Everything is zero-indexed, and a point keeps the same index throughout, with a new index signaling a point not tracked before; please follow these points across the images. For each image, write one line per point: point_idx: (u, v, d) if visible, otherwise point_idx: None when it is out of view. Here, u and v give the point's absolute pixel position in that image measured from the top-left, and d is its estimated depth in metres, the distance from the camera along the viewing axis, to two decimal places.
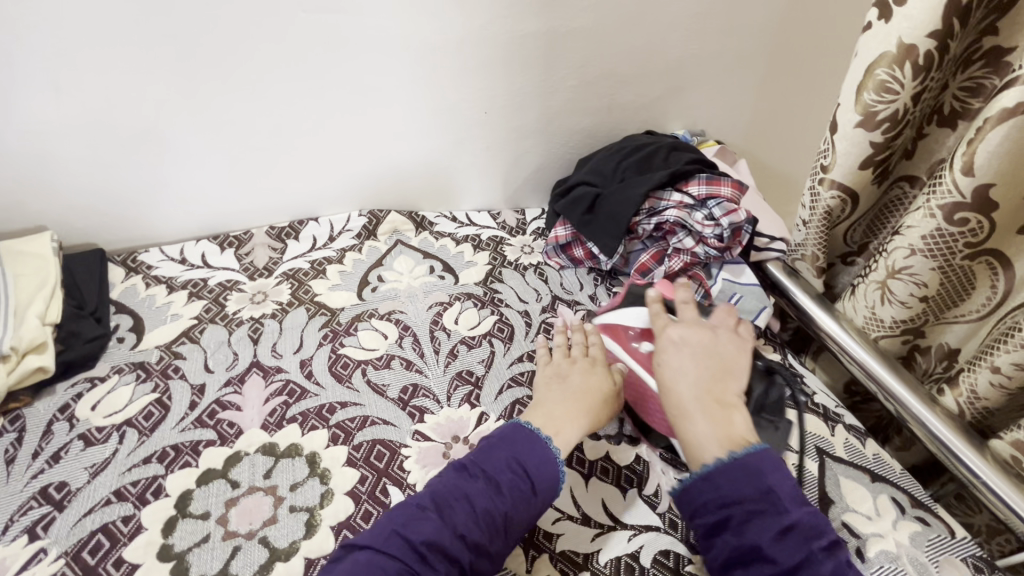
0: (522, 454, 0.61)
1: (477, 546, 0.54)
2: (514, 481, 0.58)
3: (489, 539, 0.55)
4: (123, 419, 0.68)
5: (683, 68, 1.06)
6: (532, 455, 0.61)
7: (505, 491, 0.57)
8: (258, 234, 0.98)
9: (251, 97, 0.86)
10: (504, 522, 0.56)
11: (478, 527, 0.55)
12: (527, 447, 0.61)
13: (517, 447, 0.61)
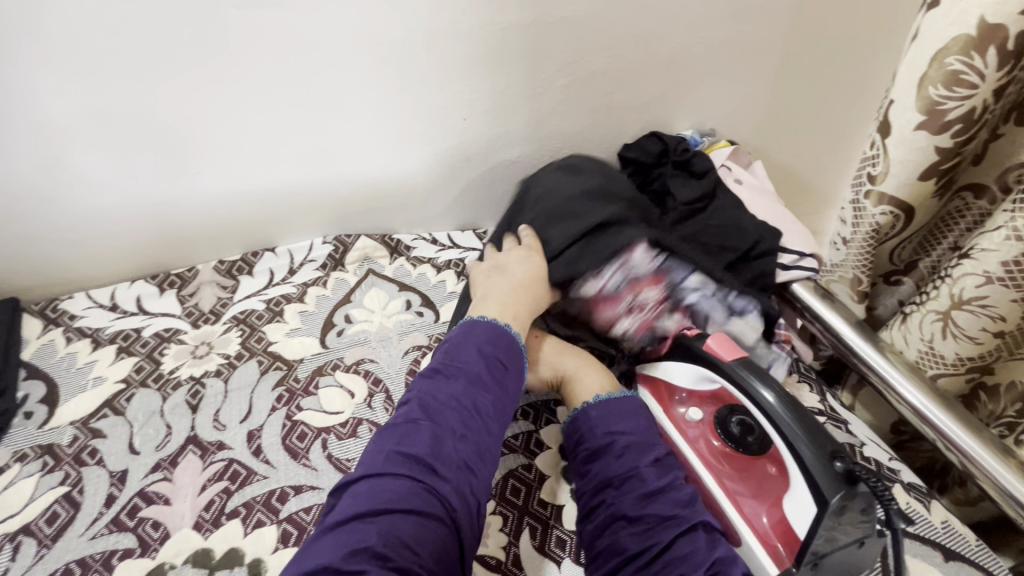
0: (498, 347, 0.58)
1: (478, 452, 0.51)
2: (493, 372, 0.56)
3: (484, 434, 0.52)
4: (19, 527, 0.56)
5: (692, 59, 0.92)
6: (506, 349, 0.59)
7: (490, 382, 0.56)
8: (204, 270, 0.84)
9: (181, 113, 0.72)
10: (492, 415, 0.54)
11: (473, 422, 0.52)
12: (500, 339, 0.59)
13: (487, 341, 0.58)
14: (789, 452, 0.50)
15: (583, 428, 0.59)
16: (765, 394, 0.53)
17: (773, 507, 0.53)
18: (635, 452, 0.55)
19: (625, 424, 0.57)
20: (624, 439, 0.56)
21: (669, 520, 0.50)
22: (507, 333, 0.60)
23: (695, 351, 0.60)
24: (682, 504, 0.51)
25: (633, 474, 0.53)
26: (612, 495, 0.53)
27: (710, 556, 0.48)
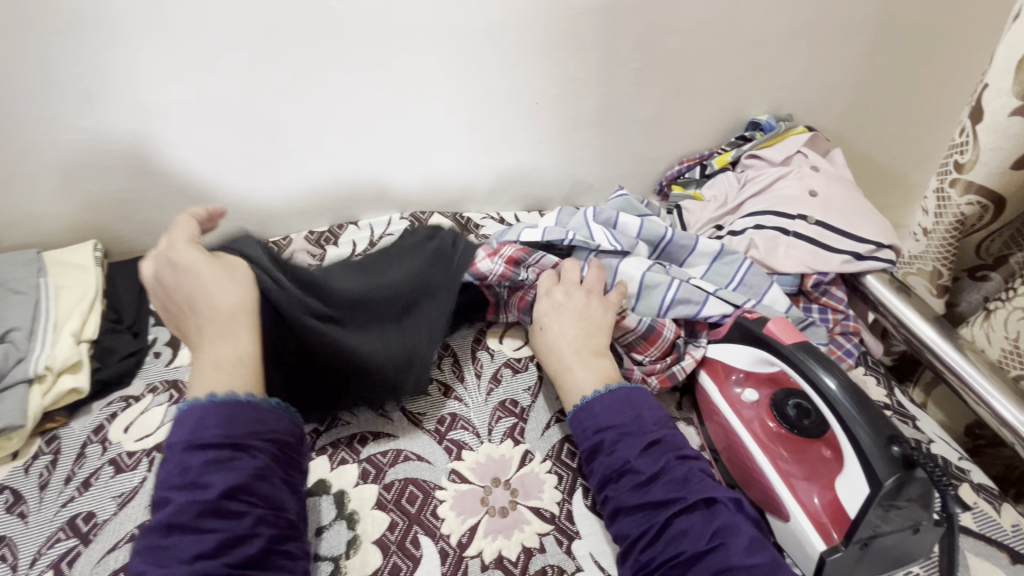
0: (209, 430, 0.48)
1: (224, 546, 0.45)
2: (217, 461, 0.47)
3: (236, 523, 0.46)
4: (154, 444, 0.65)
5: (771, 42, 0.90)
6: (256, 425, 0.50)
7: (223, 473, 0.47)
8: (297, 239, 0.93)
9: (282, 97, 0.79)
10: (225, 501, 0.46)
11: (224, 515, 0.46)
12: (211, 420, 0.49)
13: (194, 429, 0.49)
14: (846, 436, 0.51)
15: (576, 431, 0.61)
16: (823, 377, 0.54)
17: (825, 489, 0.54)
18: (625, 445, 0.57)
19: (613, 420, 0.59)
20: (613, 434, 0.58)
21: (667, 502, 0.53)
22: (235, 406, 0.50)
23: (755, 334, 0.61)
24: (677, 487, 0.53)
25: (626, 468, 0.55)
26: (611, 488, 0.56)
27: (710, 528, 0.50)
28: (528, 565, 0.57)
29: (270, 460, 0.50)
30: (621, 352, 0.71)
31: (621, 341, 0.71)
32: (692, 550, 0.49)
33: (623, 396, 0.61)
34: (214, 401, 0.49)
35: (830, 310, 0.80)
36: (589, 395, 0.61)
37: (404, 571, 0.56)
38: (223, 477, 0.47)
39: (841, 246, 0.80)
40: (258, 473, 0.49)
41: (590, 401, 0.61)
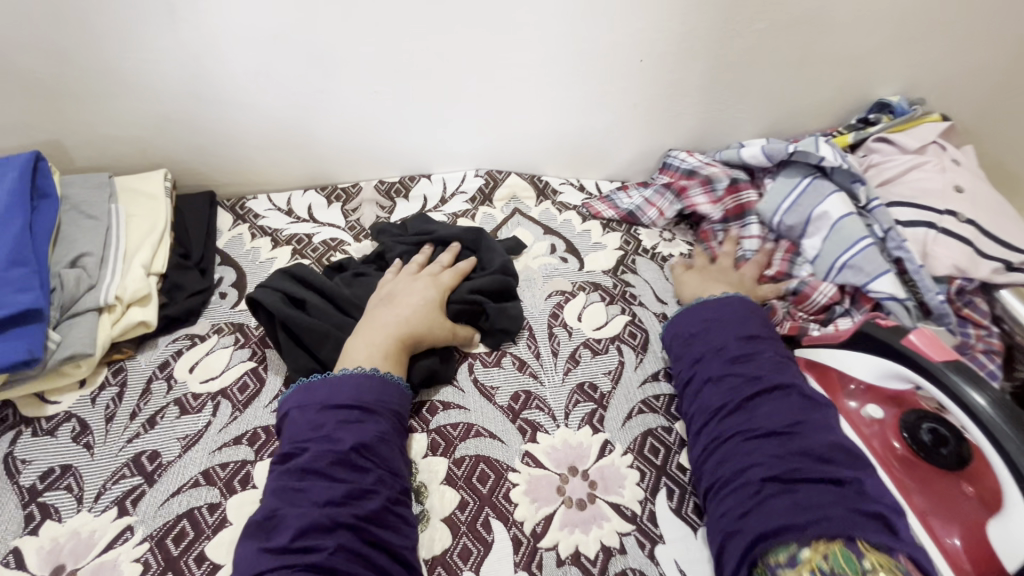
0: (364, 394, 0.53)
1: (350, 498, 0.47)
2: (347, 421, 0.51)
3: (361, 478, 0.49)
4: (219, 388, 0.63)
5: (922, 10, 0.78)
6: (387, 395, 0.55)
7: (350, 431, 0.51)
8: (367, 188, 0.88)
9: (372, 32, 0.73)
10: (357, 456, 0.49)
11: (351, 469, 0.49)
12: (346, 386, 0.54)
13: (353, 389, 0.53)
14: (1009, 474, 0.43)
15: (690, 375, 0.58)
16: (977, 399, 0.47)
17: (970, 530, 0.47)
18: (765, 418, 0.52)
19: (743, 351, 0.57)
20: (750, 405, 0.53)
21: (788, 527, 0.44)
22: (378, 378, 0.55)
23: (889, 345, 0.53)
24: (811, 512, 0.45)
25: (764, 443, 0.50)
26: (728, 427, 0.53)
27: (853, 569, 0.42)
28: (606, 566, 0.53)
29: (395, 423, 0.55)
30: None
31: None
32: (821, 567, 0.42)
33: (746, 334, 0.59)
34: (371, 375, 0.55)
35: (971, 324, 0.71)
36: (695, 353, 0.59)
37: (475, 555, 0.53)
38: (352, 434, 0.50)
39: (979, 255, 0.71)
40: (382, 436, 0.52)
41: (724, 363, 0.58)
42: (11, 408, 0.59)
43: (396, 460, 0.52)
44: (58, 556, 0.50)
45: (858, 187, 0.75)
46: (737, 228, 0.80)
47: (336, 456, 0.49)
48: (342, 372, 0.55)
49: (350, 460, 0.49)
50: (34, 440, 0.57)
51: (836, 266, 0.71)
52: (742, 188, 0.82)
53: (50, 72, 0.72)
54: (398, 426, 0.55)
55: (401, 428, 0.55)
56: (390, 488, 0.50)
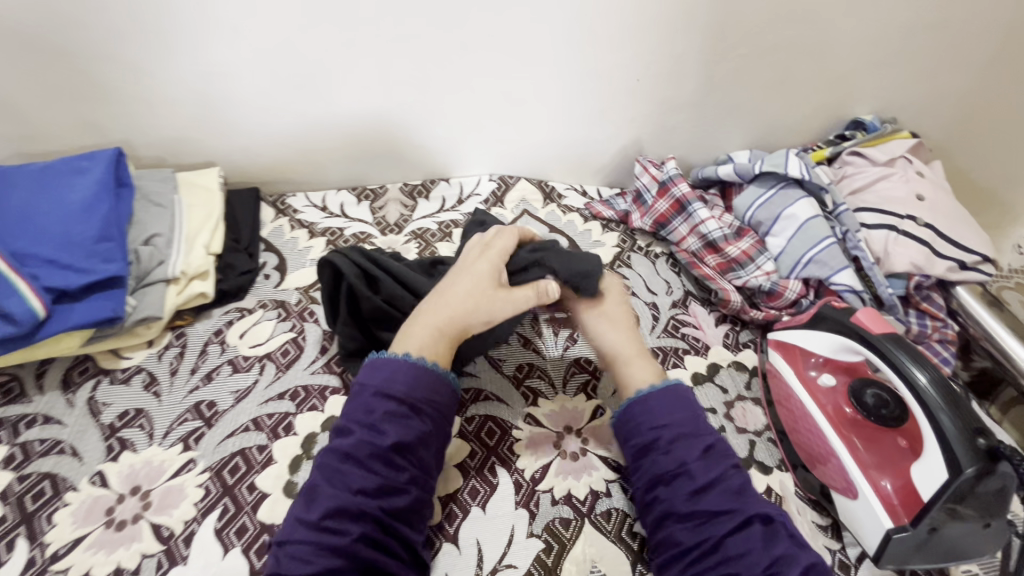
0: (415, 390, 0.54)
1: (380, 492, 0.49)
2: (395, 416, 0.52)
3: (394, 475, 0.50)
4: (265, 353, 0.73)
5: (888, 39, 0.88)
6: (435, 395, 0.55)
7: (394, 427, 0.51)
8: (392, 189, 0.99)
9: (403, 53, 0.83)
10: (395, 454, 0.51)
11: (387, 466, 0.50)
12: (401, 377, 0.54)
13: (401, 383, 0.54)
14: (929, 426, 0.52)
15: (637, 418, 0.57)
16: (919, 375, 0.54)
17: (898, 474, 0.55)
18: (683, 446, 0.53)
19: (668, 417, 0.55)
20: (671, 433, 0.54)
21: (719, 515, 0.50)
22: (430, 373, 0.55)
23: (841, 321, 0.62)
24: (733, 497, 0.51)
25: (682, 470, 0.52)
26: (662, 490, 0.53)
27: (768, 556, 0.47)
28: (594, 506, 0.61)
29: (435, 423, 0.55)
30: (735, 348, 0.77)
31: (732, 346, 0.77)
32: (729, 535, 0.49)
33: (676, 396, 0.58)
34: (419, 364, 0.55)
35: (929, 317, 0.80)
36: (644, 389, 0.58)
37: (482, 494, 0.61)
38: (396, 431, 0.51)
39: (935, 254, 0.79)
40: (424, 436, 0.53)
41: (646, 395, 0.57)
42: (91, 361, 0.70)
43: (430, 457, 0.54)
44: (134, 478, 0.59)
45: (825, 195, 0.85)
46: (689, 222, 0.89)
47: (372, 450, 0.50)
48: (395, 355, 0.55)
49: (386, 457, 0.50)
50: (112, 387, 0.67)
51: (803, 260, 0.80)
52: (670, 187, 0.92)
53: (126, 79, 0.82)
54: (441, 426, 0.55)
55: (443, 427, 0.56)
56: (419, 486, 0.52)
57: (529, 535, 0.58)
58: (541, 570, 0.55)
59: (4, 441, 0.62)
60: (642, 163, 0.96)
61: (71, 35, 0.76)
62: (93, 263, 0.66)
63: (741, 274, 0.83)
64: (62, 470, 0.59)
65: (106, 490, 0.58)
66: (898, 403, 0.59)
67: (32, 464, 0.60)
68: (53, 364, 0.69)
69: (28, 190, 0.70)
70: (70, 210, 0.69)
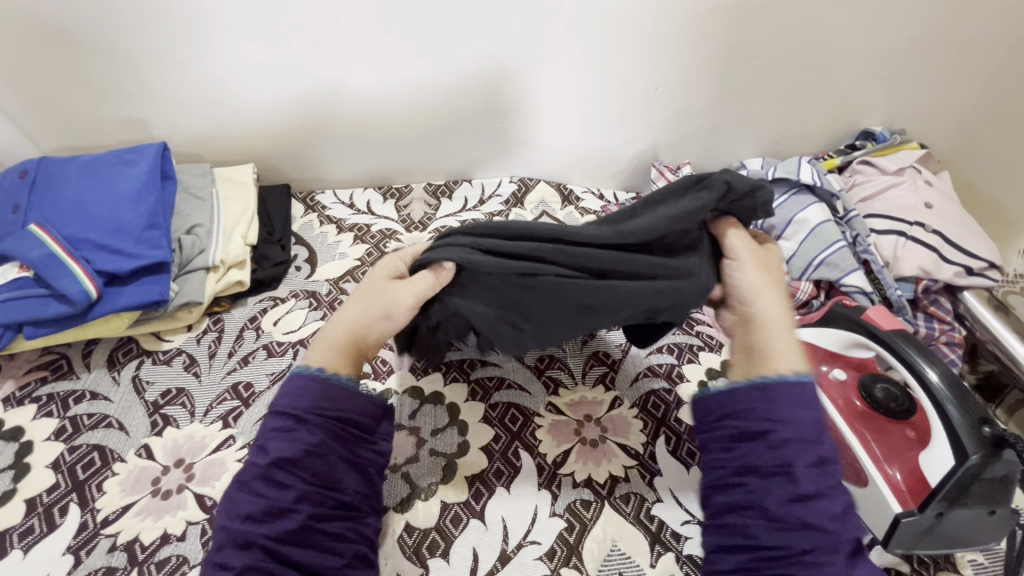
0: (302, 401, 0.50)
1: (269, 515, 0.46)
2: (283, 430, 0.49)
3: (282, 495, 0.46)
4: (298, 339, 0.76)
5: (897, 53, 0.91)
6: (327, 403, 0.51)
7: (277, 442, 0.48)
8: (417, 189, 1.03)
9: (431, 59, 0.86)
10: (276, 470, 0.47)
11: (275, 484, 0.47)
12: (304, 393, 0.51)
13: (292, 398, 0.50)
14: (936, 416, 0.55)
15: (728, 400, 0.52)
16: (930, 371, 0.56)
17: (906, 462, 0.57)
18: (796, 448, 0.47)
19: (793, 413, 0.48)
20: (787, 429, 0.48)
21: (813, 529, 0.45)
22: (323, 383, 0.52)
23: (851, 317, 0.65)
24: (833, 519, 0.45)
25: (784, 470, 0.47)
26: (742, 481, 0.48)
27: (834, 551, 0.47)
28: (613, 489, 0.63)
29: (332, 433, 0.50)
30: None
31: None
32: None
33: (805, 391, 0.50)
34: (317, 376, 0.52)
35: (936, 320, 0.83)
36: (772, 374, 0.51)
37: (506, 475, 0.64)
38: (279, 445, 0.48)
39: (943, 259, 0.82)
40: (314, 451, 0.48)
41: (771, 382, 0.50)
42: (135, 342, 0.73)
43: (340, 469, 0.50)
44: (178, 452, 0.62)
45: (835, 201, 0.88)
46: None
47: (259, 470, 0.47)
48: (305, 368, 0.53)
49: (272, 475, 0.47)
50: (154, 367, 0.71)
51: (814, 262, 0.82)
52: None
53: (169, 78, 0.86)
54: (340, 434, 0.51)
55: (344, 436, 0.51)
56: (316, 504, 0.48)
57: (552, 514, 0.61)
58: (564, 547, 0.58)
59: (54, 414, 0.65)
60: (658, 169, 1.01)
61: (121, 36, 0.80)
62: (141, 249, 0.70)
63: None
64: (110, 442, 0.63)
65: (152, 461, 0.61)
66: (907, 396, 0.61)
67: (82, 436, 0.63)
68: (98, 345, 0.72)
69: (80, 180, 0.74)
70: (119, 198, 0.73)
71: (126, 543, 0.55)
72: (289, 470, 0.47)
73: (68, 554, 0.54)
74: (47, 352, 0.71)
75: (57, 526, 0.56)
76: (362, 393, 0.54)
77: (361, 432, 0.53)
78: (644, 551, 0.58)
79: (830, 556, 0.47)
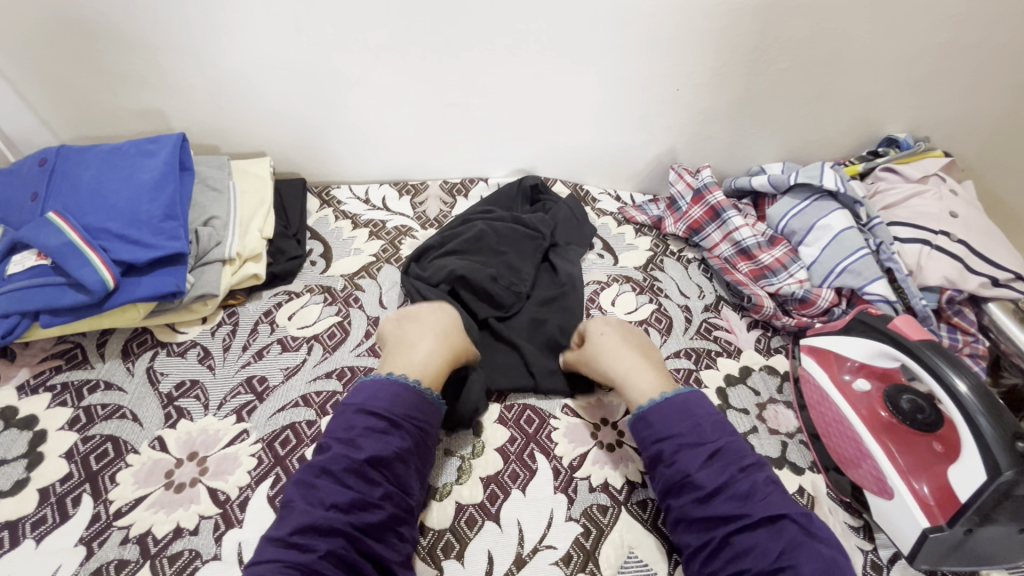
0: (396, 407, 0.56)
1: (354, 507, 0.50)
2: (374, 430, 0.54)
3: (370, 490, 0.51)
4: (313, 334, 0.75)
5: (924, 59, 0.89)
6: (415, 411, 0.56)
7: (372, 442, 0.53)
8: (433, 186, 1.02)
9: (453, 55, 0.86)
10: (371, 467, 0.52)
11: (360, 480, 0.51)
12: (382, 395, 0.56)
13: (369, 400, 0.56)
14: (968, 429, 0.53)
15: (642, 432, 0.59)
16: (959, 382, 0.55)
17: (934, 477, 0.56)
18: (687, 453, 0.55)
19: (671, 429, 0.57)
20: (687, 438, 0.56)
21: (728, 519, 0.51)
22: (417, 393, 0.58)
23: (876, 327, 0.64)
24: (742, 502, 0.51)
25: (690, 475, 0.54)
26: (674, 497, 0.55)
27: (778, 551, 0.48)
28: (630, 495, 0.62)
29: (413, 441, 0.55)
30: (766, 351, 0.79)
31: (763, 351, 0.79)
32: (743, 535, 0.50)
33: (679, 403, 0.59)
34: (412, 386, 0.58)
35: (959, 331, 0.81)
36: (645, 404, 0.60)
37: (521, 477, 0.63)
38: (371, 445, 0.53)
39: (969, 270, 0.81)
40: (402, 454, 0.54)
41: (670, 400, 0.59)
42: (149, 333, 0.73)
43: (413, 477, 0.55)
44: (191, 445, 0.62)
45: (859, 208, 0.87)
46: (722, 229, 0.91)
47: (348, 463, 0.51)
48: (387, 376, 0.59)
49: (363, 471, 0.51)
50: (169, 358, 0.70)
51: (836, 270, 0.82)
52: (705, 194, 0.93)
53: (189, 69, 0.85)
54: (420, 445, 0.56)
55: (422, 447, 0.56)
56: (396, 505, 0.52)
57: (568, 519, 0.60)
58: (580, 552, 0.57)
59: (69, 403, 0.65)
60: (676, 171, 0.99)
61: (143, 26, 0.80)
62: (159, 239, 0.70)
63: (774, 281, 0.85)
64: (124, 433, 0.62)
65: (166, 454, 0.61)
66: (934, 408, 0.61)
67: (96, 426, 0.63)
68: (114, 335, 0.72)
69: (98, 169, 0.74)
70: (138, 188, 0.73)
71: (138, 535, 0.55)
72: (377, 470, 0.52)
73: (81, 545, 0.54)
74: (62, 340, 0.71)
75: (70, 516, 0.56)
76: (439, 408, 0.60)
77: (431, 446, 0.58)
78: (661, 559, 0.57)
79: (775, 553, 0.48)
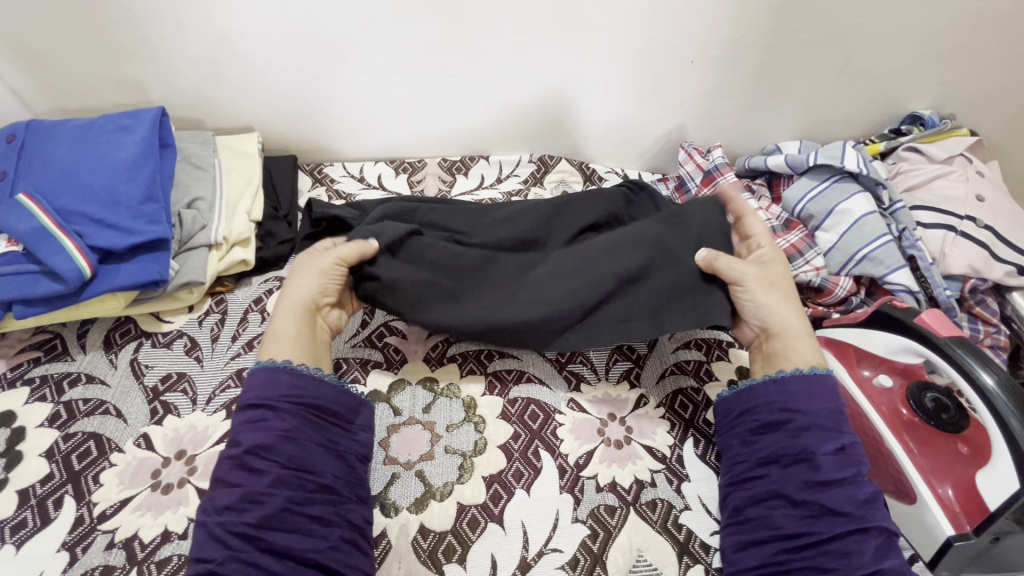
0: (273, 390, 0.54)
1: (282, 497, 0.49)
2: (252, 420, 0.52)
3: (258, 480, 0.49)
4: None
5: (959, 31, 0.83)
6: (296, 390, 0.54)
7: (251, 431, 0.51)
8: (431, 163, 0.98)
9: (453, 23, 0.79)
10: (252, 457, 0.50)
11: (249, 471, 0.50)
12: (271, 383, 0.54)
13: (246, 391, 0.55)
14: (999, 430, 0.50)
15: (749, 401, 0.58)
16: (987, 377, 0.51)
17: (959, 481, 0.55)
18: (812, 436, 0.54)
19: (808, 406, 0.56)
20: (803, 419, 0.55)
21: (833, 515, 0.50)
22: (292, 372, 0.55)
23: (903, 323, 0.59)
24: (854, 504, 0.51)
25: (805, 457, 0.53)
26: (774, 470, 0.54)
27: (874, 564, 0.48)
28: (639, 495, 0.60)
29: (301, 419, 0.53)
30: None
31: None
32: (839, 537, 0.50)
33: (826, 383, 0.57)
34: (286, 368, 0.55)
35: (980, 321, 0.78)
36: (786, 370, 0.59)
37: (526, 476, 0.60)
38: (251, 435, 0.51)
39: (996, 258, 0.77)
40: (286, 434, 0.51)
41: (787, 376, 0.58)
42: (132, 323, 0.69)
43: (316, 455, 0.52)
44: (179, 443, 0.59)
45: (881, 190, 0.82)
46: None
47: (234, 459, 0.50)
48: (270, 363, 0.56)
49: (245, 462, 0.50)
50: (153, 350, 0.67)
51: (855, 258, 0.78)
52: (716, 176, 0.89)
53: (168, 36, 0.79)
54: (312, 420, 0.54)
55: (317, 422, 0.54)
56: (294, 488, 0.50)
57: (574, 520, 0.57)
58: (588, 555, 0.55)
59: (48, 398, 0.61)
60: (686, 151, 0.93)
61: None
62: (137, 223, 0.65)
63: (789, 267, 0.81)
64: (107, 430, 0.59)
65: (152, 452, 0.58)
66: (958, 408, 0.59)
67: (77, 423, 0.60)
68: (95, 324, 0.68)
69: (70, 147, 0.69)
70: (115, 168, 0.68)
71: (125, 540, 0.52)
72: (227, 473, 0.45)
73: (64, 550, 0.51)
74: (40, 330, 0.67)
75: (51, 520, 0.53)
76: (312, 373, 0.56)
77: (336, 419, 0.56)
78: (671, 561, 0.55)
79: (873, 566, 0.48)
